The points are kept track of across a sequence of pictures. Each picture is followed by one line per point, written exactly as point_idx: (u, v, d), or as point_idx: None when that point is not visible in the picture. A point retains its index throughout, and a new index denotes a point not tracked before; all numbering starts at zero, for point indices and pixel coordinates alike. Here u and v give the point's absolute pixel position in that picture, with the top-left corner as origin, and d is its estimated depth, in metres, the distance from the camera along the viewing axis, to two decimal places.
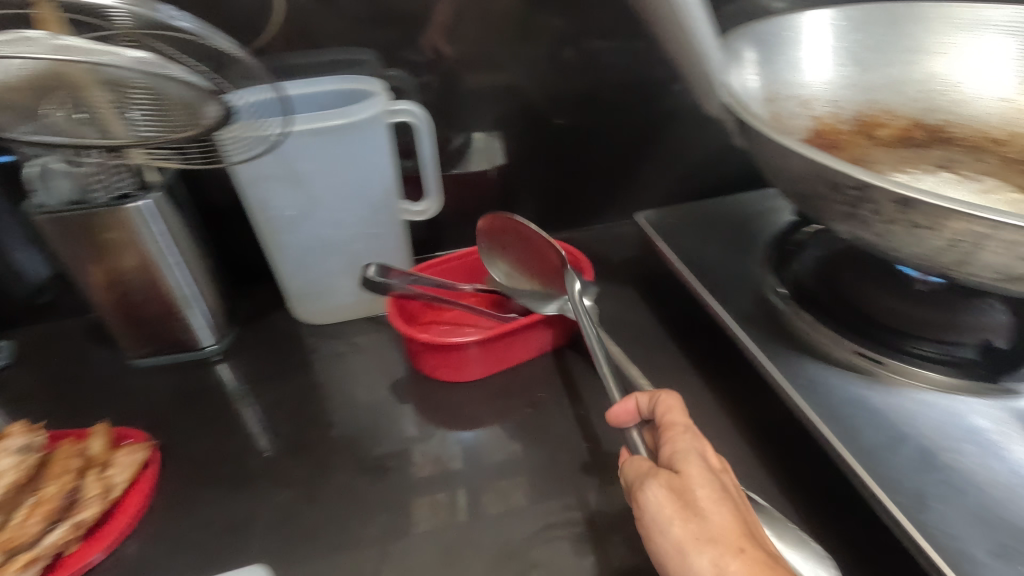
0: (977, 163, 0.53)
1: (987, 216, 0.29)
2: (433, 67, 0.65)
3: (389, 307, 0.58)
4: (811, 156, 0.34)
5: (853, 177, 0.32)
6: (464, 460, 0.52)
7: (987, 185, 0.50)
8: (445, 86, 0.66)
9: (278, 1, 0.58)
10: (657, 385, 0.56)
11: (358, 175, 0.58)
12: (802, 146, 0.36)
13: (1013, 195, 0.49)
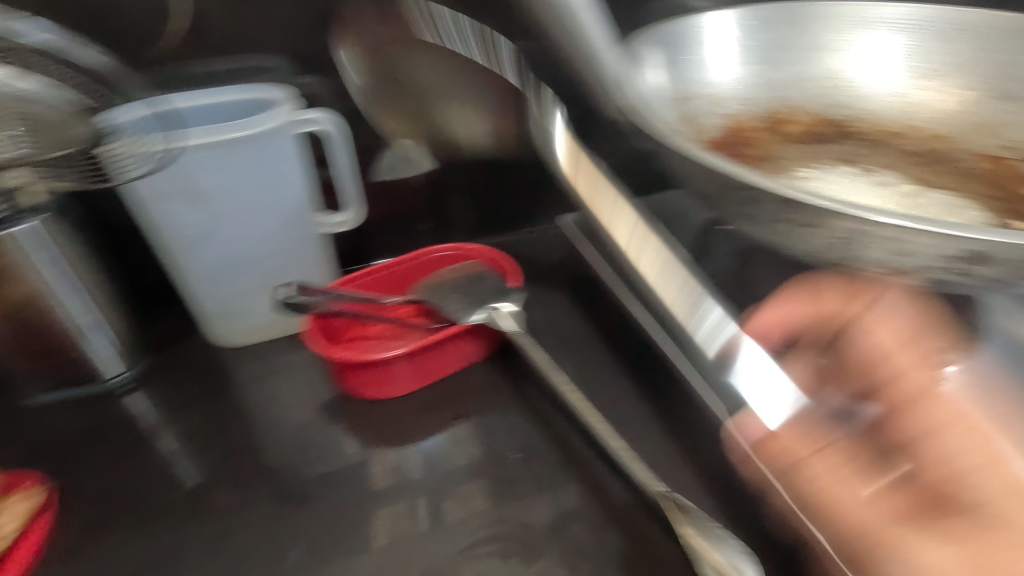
0: (879, 156, 0.55)
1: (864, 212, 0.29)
2: (346, 72, 0.62)
3: (307, 325, 0.55)
4: (702, 159, 0.34)
5: (741, 179, 0.32)
6: (390, 479, 0.50)
7: (887, 179, 0.52)
8: (360, 92, 0.64)
9: (172, 7, 0.55)
10: (586, 389, 0.55)
11: (265, 188, 0.56)
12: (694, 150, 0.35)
13: (908, 188, 0.51)
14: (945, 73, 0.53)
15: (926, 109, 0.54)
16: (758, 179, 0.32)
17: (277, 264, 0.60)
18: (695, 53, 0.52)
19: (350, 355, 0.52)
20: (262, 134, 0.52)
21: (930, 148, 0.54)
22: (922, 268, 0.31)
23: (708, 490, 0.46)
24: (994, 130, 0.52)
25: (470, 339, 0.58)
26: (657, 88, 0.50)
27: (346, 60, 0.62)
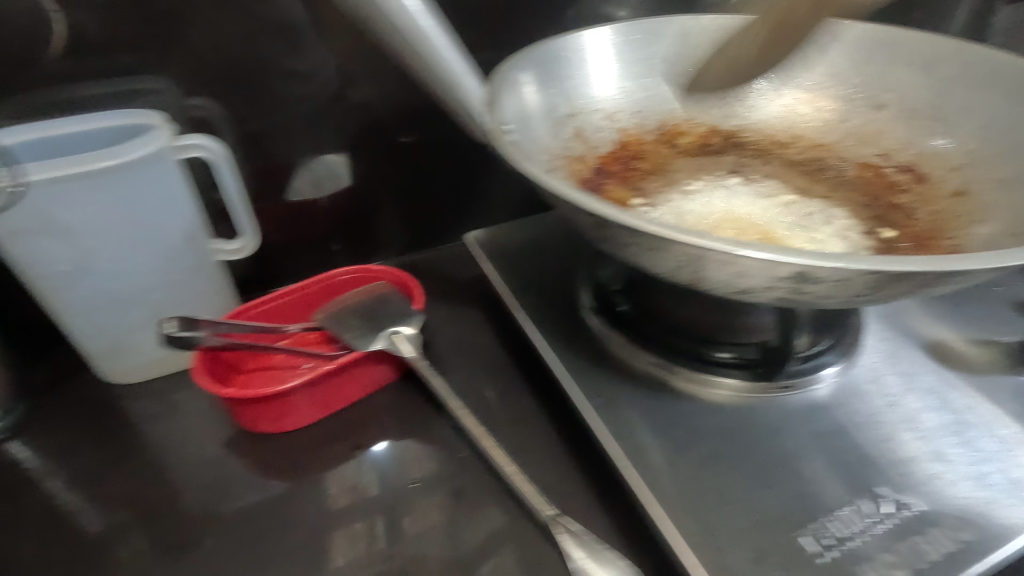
0: (764, 166, 0.54)
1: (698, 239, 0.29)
2: (237, 93, 0.60)
3: (195, 362, 0.53)
4: (553, 187, 0.34)
5: (586, 207, 0.32)
6: (282, 520, 0.48)
7: (770, 187, 0.50)
8: (254, 113, 0.62)
9: (35, 29, 0.52)
10: (490, 412, 0.55)
11: (142, 218, 0.53)
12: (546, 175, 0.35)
13: (790, 198, 0.49)
14: (825, 83, 0.55)
15: (811, 117, 0.55)
16: (600, 207, 0.31)
17: (166, 297, 0.57)
18: (581, 69, 0.54)
19: (239, 393, 0.50)
20: (133, 163, 0.50)
21: (814, 158, 0.53)
22: (764, 292, 0.31)
23: (600, 511, 0.46)
24: (875, 136, 0.52)
25: (376, 364, 0.56)
26: (544, 104, 0.50)
27: (235, 79, 0.59)
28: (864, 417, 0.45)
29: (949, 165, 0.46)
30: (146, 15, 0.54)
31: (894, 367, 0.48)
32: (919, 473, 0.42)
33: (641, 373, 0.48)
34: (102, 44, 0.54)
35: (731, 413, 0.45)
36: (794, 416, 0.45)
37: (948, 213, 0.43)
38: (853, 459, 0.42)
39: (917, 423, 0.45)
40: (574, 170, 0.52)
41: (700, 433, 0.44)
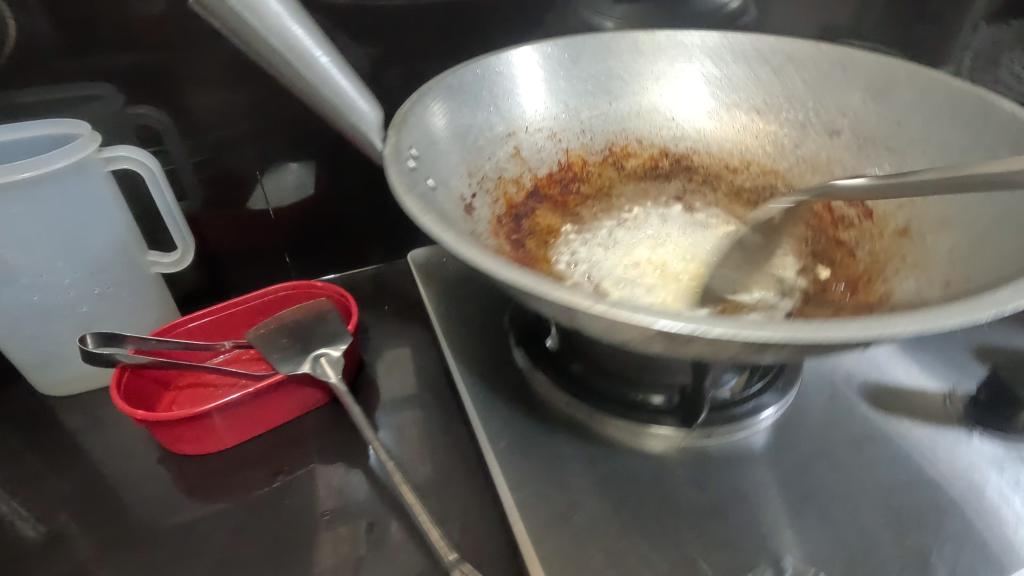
0: (704, 193, 0.54)
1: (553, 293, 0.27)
2: (182, 101, 0.59)
3: (114, 380, 0.52)
4: (424, 223, 0.32)
5: (454, 250, 0.30)
6: (183, 547, 0.47)
7: (704, 216, 0.51)
8: (201, 122, 0.61)
9: None
10: (415, 442, 0.53)
11: (65, 230, 0.52)
12: (424, 209, 0.33)
13: (725, 228, 0.49)
14: (782, 106, 0.52)
15: (763, 142, 0.52)
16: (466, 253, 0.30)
17: (93, 310, 0.56)
18: (521, 86, 0.52)
19: (149, 415, 0.49)
20: (55, 173, 0.49)
21: (764, 186, 0.52)
22: (642, 344, 0.28)
23: (509, 557, 0.44)
24: (826, 166, 0.49)
25: (301, 387, 0.54)
26: (477, 121, 0.49)
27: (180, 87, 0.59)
28: (792, 470, 0.42)
29: (897, 201, 0.42)
30: (87, 23, 0.54)
31: (830, 413, 0.46)
32: (859, 532, 0.39)
33: (559, 412, 0.45)
34: (43, 51, 0.53)
35: (653, 463, 0.43)
36: (718, 465, 0.43)
37: (889, 256, 0.39)
38: (788, 511, 0.40)
39: (861, 474, 0.42)
40: (506, 191, 0.50)
41: (613, 479, 0.41)
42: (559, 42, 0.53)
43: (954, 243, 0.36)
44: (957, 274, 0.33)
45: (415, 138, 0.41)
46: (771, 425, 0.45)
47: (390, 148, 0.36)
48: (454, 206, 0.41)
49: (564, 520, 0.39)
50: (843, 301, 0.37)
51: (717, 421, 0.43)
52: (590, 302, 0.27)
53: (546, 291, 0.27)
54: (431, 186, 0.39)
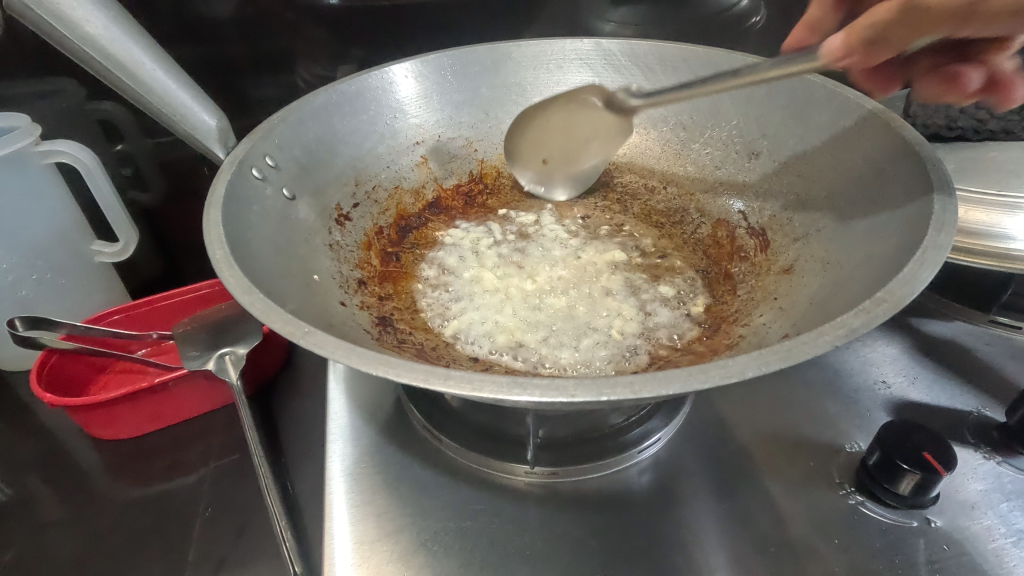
0: (621, 211, 0.50)
1: (281, 322, 0.25)
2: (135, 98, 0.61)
3: (39, 363, 0.53)
4: (209, 229, 0.30)
5: (216, 259, 0.28)
6: (72, 529, 0.49)
7: (609, 236, 0.48)
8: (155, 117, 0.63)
9: None
10: (309, 449, 0.52)
11: (2, 219, 0.54)
12: (220, 215, 0.31)
13: (619, 254, 0.45)
14: None
15: (685, 161, 0.49)
16: (220, 261, 0.28)
17: (32, 294, 0.57)
18: (433, 93, 0.50)
19: (58, 400, 0.50)
20: None
21: (678, 207, 0.49)
22: None
23: None
24: (741, 189, 0.45)
25: (209, 384, 0.54)
26: (377, 128, 0.47)
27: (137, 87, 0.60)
28: (648, 518, 0.37)
29: (793, 234, 0.39)
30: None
31: (719, 450, 0.41)
32: (743, 550, 0.35)
33: (416, 432, 0.42)
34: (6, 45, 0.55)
35: (495, 496, 0.39)
36: (563, 505, 0.38)
37: (765, 294, 0.36)
38: (673, 537, 0.36)
39: (770, 504, 0.38)
40: (400, 202, 0.49)
41: (440, 508, 0.38)
42: (478, 48, 0.50)
43: (815, 287, 0.33)
44: (798, 324, 0.30)
45: (285, 144, 0.40)
46: (650, 460, 0.41)
47: (233, 156, 0.36)
48: (318, 218, 0.40)
49: (373, 547, 0.36)
50: (701, 341, 0.36)
51: (567, 457, 0.40)
52: (304, 328, 0.24)
53: (271, 319, 0.25)
54: (285, 196, 0.38)
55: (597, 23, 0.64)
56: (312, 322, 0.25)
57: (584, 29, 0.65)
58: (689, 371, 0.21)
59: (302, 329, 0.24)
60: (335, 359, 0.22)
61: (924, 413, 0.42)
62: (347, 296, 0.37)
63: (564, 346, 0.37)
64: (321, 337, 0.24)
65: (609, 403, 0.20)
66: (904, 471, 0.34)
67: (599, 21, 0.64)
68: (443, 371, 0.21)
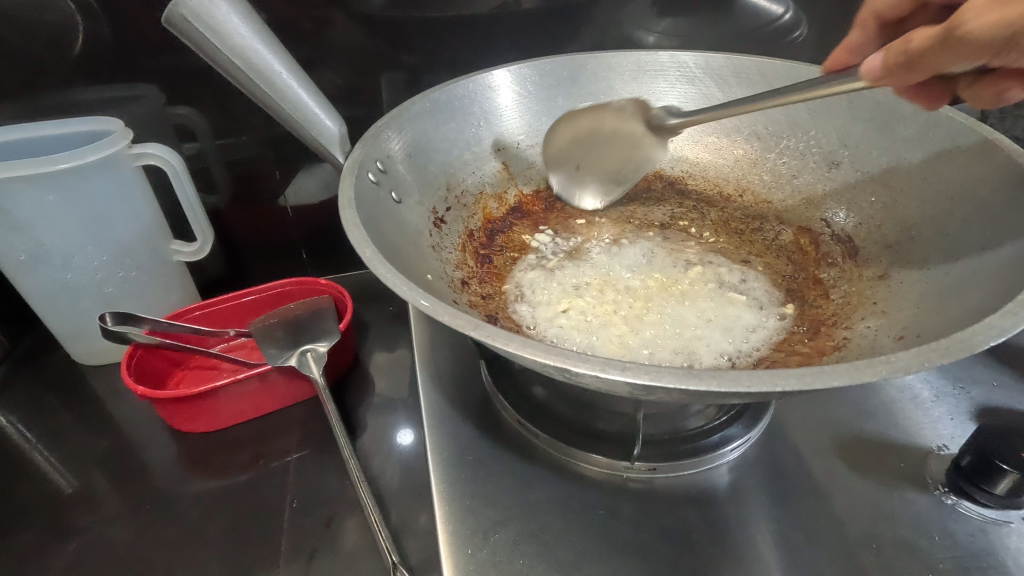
0: (697, 216, 0.53)
1: (455, 319, 0.27)
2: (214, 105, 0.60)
3: (126, 356, 0.55)
4: (350, 231, 0.32)
5: (370, 262, 0.30)
6: (164, 521, 0.50)
7: (684, 243, 0.50)
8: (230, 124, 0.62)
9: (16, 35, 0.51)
10: (387, 445, 0.53)
11: (93, 219, 0.55)
12: (357, 219, 0.33)
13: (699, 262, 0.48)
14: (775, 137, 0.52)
15: (760, 170, 0.52)
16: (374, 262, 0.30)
17: (116, 291, 0.60)
18: (518, 101, 0.52)
19: (151, 393, 0.51)
20: (86, 167, 0.52)
21: (756, 215, 0.51)
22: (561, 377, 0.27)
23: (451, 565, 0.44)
24: (821, 198, 0.48)
25: (291, 381, 0.56)
26: (465, 134, 0.49)
27: (218, 91, 0.58)
28: (741, 513, 0.38)
29: (883, 243, 0.42)
30: (135, 24, 0.53)
31: (805, 451, 0.42)
32: (842, 549, 0.36)
33: (507, 428, 0.44)
34: (94, 52, 0.54)
35: (591, 491, 0.40)
36: (659, 501, 0.39)
37: (862, 299, 0.40)
38: (767, 533, 0.37)
39: (863, 503, 0.39)
40: (486, 206, 0.51)
41: (542, 502, 0.39)
42: (557, 59, 0.52)
43: (921, 292, 0.35)
44: (913, 326, 0.33)
45: (391, 151, 0.42)
46: (736, 461, 0.42)
47: (352, 161, 0.38)
48: (421, 220, 0.43)
49: (484, 538, 0.37)
50: (802, 342, 0.39)
51: (664, 454, 0.41)
52: (471, 325, 0.26)
53: (436, 314, 0.27)
54: (394, 200, 0.40)
55: (641, 33, 0.64)
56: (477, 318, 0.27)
57: (634, 34, 0.65)
58: (854, 365, 0.23)
59: (471, 323, 0.26)
60: (515, 350, 0.25)
61: (1004, 416, 0.43)
62: (456, 295, 0.40)
63: (669, 351, 0.39)
64: (492, 330, 0.26)
65: (784, 392, 0.23)
66: (1002, 471, 0.35)
67: (645, 30, 0.64)
68: (619, 362, 0.24)
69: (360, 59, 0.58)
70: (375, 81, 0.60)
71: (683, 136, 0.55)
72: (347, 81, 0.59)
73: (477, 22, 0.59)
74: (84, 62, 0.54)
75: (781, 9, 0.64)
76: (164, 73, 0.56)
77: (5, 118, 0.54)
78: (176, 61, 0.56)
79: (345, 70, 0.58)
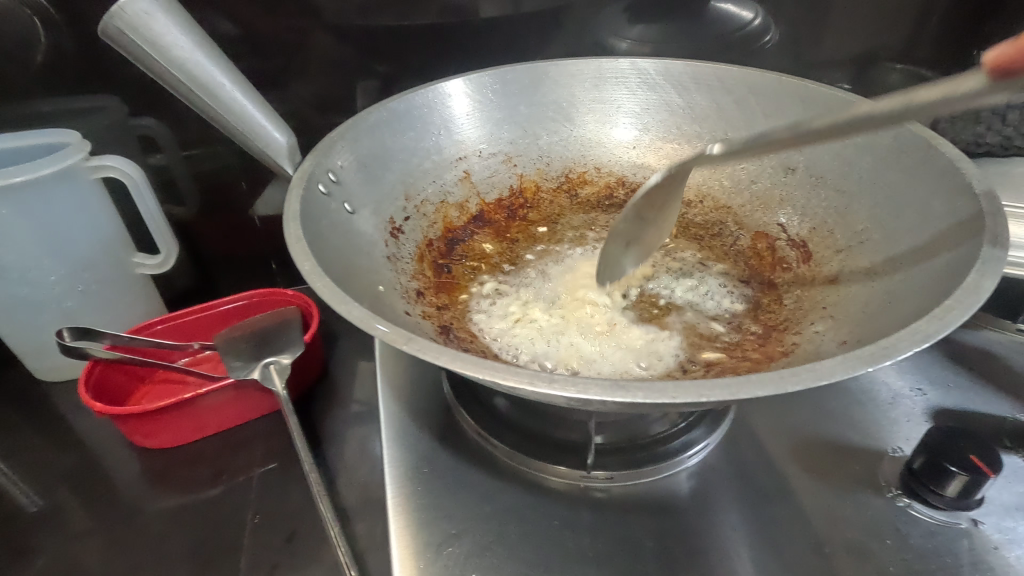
0: None
1: (392, 333, 0.27)
2: (176, 116, 0.59)
3: (85, 372, 0.53)
4: (292, 244, 0.32)
5: (310, 275, 0.30)
6: (121, 539, 0.49)
7: (647, 249, 0.51)
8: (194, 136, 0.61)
9: None
10: (352, 457, 0.53)
11: (51, 233, 0.54)
12: (301, 232, 0.33)
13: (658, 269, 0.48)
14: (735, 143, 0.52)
15: (720, 177, 0.52)
16: (313, 275, 0.30)
17: (77, 305, 0.59)
18: (479, 110, 0.51)
19: (109, 409, 0.50)
20: (41, 180, 0.51)
21: (716, 221, 0.52)
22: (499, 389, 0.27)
23: None
24: (778, 204, 0.48)
25: (254, 394, 0.55)
26: (424, 144, 0.49)
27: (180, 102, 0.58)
28: (699, 520, 0.38)
29: (835, 248, 0.42)
30: (95, 35, 0.53)
31: (763, 456, 0.42)
32: (795, 554, 0.36)
33: (468, 438, 0.44)
34: (52, 63, 0.53)
35: (549, 501, 0.40)
36: (618, 509, 0.39)
37: (814, 303, 0.40)
38: (724, 540, 0.37)
39: (820, 507, 0.39)
40: (447, 216, 0.51)
41: (498, 514, 0.39)
42: (518, 67, 0.52)
43: (865, 296, 0.36)
44: (857, 331, 0.33)
45: (344, 162, 0.42)
46: (696, 467, 0.42)
47: (302, 172, 0.37)
48: (376, 231, 0.42)
49: (439, 551, 0.37)
50: (755, 347, 0.39)
51: (623, 462, 0.41)
52: (406, 339, 0.26)
53: (372, 328, 0.27)
54: (347, 211, 0.40)
55: (611, 40, 0.65)
56: (412, 332, 0.27)
57: (602, 40, 0.65)
58: (781, 374, 0.24)
59: (406, 337, 0.26)
60: (447, 364, 0.25)
61: (960, 418, 0.43)
62: (410, 306, 0.39)
63: (626, 360, 0.39)
64: (426, 344, 0.26)
65: (710, 403, 0.23)
66: (951, 473, 0.36)
67: (614, 37, 0.65)
68: (547, 375, 0.24)
69: (325, 69, 0.57)
70: (340, 91, 0.59)
71: (644, 143, 0.55)
72: (313, 91, 0.58)
73: (442, 31, 0.59)
74: (42, 73, 0.53)
75: (749, 15, 0.65)
76: (123, 84, 0.55)
77: None
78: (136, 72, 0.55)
79: (309, 80, 0.58)
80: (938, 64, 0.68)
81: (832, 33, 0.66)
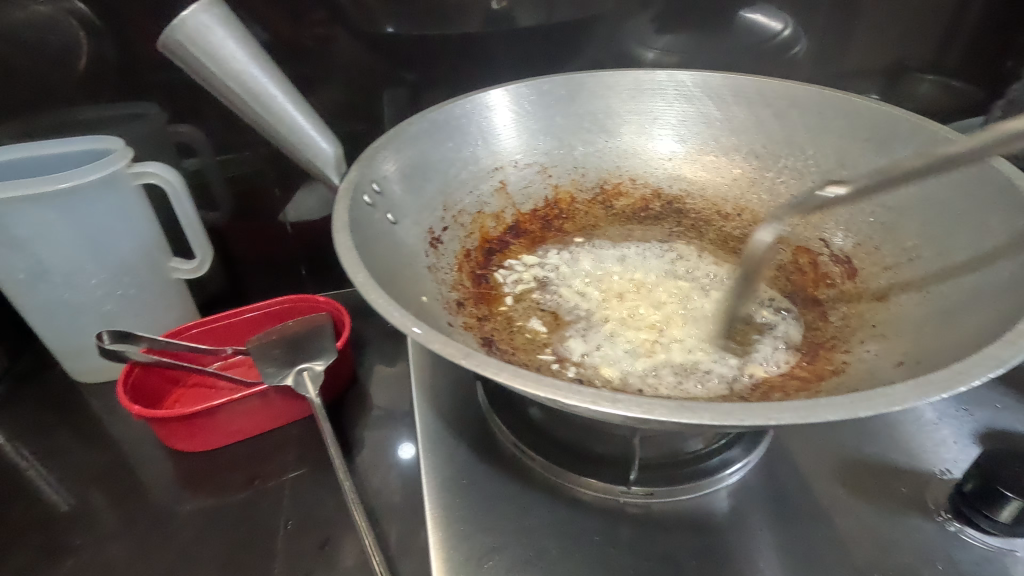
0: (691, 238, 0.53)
1: (450, 347, 0.27)
2: (213, 123, 0.60)
3: (123, 373, 0.54)
4: (343, 256, 0.32)
5: (363, 289, 0.30)
6: (157, 541, 0.49)
7: (686, 260, 0.51)
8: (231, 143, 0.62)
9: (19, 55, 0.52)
10: (384, 464, 0.53)
11: (93, 237, 0.55)
12: (352, 243, 0.33)
13: (696, 281, 0.48)
14: (770, 152, 0.52)
15: (758, 189, 0.52)
16: (367, 287, 0.30)
17: (115, 309, 0.59)
18: (516, 121, 0.52)
19: (148, 412, 0.51)
20: (88, 186, 0.52)
21: None
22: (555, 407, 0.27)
23: None
24: (820, 218, 0.48)
25: (288, 400, 0.55)
26: (462, 154, 0.49)
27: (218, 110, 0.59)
28: (741, 539, 0.38)
29: (882, 263, 0.42)
30: (137, 44, 0.54)
31: (805, 474, 0.41)
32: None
33: (503, 449, 0.43)
34: (95, 71, 0.54)
35: (586, 515, 0.39)
36: (657, 526, 0.39)
37: (861, 322, 0.39)
38: (769, 561, 0.37)
39: (866, 530, 0.38)
40: (483, 226, 0.51)
41: (538, 527, 0.39)
42: (555, 79, 0.52)
43: (920, 316, 0.35)
44: (912, 352, 0.33)
45: (387, 172, 0.42)
46: (736, 484, 0.41)
47: (349, 183, 0.38)
48: (417, 240, 0.43)
49: (477, 566, 0.36)
50: (801, 365, 0.39)
51: (660, 478, 0.40)
52: (462, 354, 0.26)
53: (428, 342, 0.27)
54: (391, 221, 0.41)
55: (642, 49, 0.64)
56: (467, 346, 0.27)
57: (635, 49, 0.64)
58: (848, 398, 0.24)
59: (462, 351, 0.26)
60: (506, 380, 0.25)
61: (1009, 440, 0.42)
62: (453, 317, 0.40)
63: (669, 373, 0.39)
64: (482, 359, 0.26)
65: (777, 426, 0.23)
66: (1006, 498, 0.35)
67: (644, 47, 0.64)
68: (610, 395, 0.24)
69: (359, 77, 0.58)
70: (374, 100, 0.60)
71: (681, 156, 0.55)
72: (347, 100, 0.59)
73: (475, 41, 0.59)
74: (87, 82, 0.54)
75: (781, 25, 0.64)
76: (164, 91, 0.56)
77: (7, 137, 0.54)
78: (177, 80, 0.56)
79: (344, 88, 0.58)
80: (972, 75, 0.66)
81: (865, 43, 0.66)
